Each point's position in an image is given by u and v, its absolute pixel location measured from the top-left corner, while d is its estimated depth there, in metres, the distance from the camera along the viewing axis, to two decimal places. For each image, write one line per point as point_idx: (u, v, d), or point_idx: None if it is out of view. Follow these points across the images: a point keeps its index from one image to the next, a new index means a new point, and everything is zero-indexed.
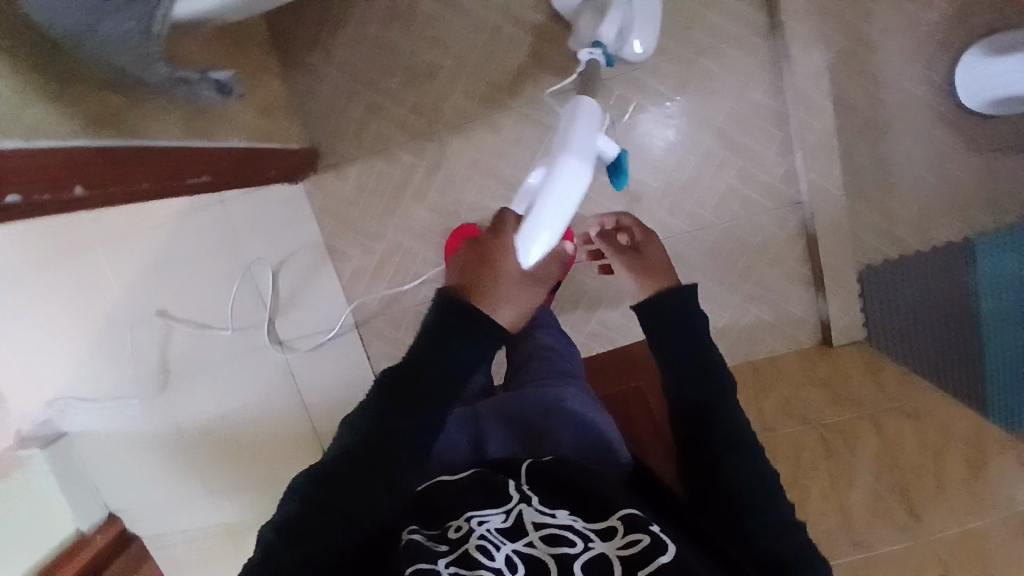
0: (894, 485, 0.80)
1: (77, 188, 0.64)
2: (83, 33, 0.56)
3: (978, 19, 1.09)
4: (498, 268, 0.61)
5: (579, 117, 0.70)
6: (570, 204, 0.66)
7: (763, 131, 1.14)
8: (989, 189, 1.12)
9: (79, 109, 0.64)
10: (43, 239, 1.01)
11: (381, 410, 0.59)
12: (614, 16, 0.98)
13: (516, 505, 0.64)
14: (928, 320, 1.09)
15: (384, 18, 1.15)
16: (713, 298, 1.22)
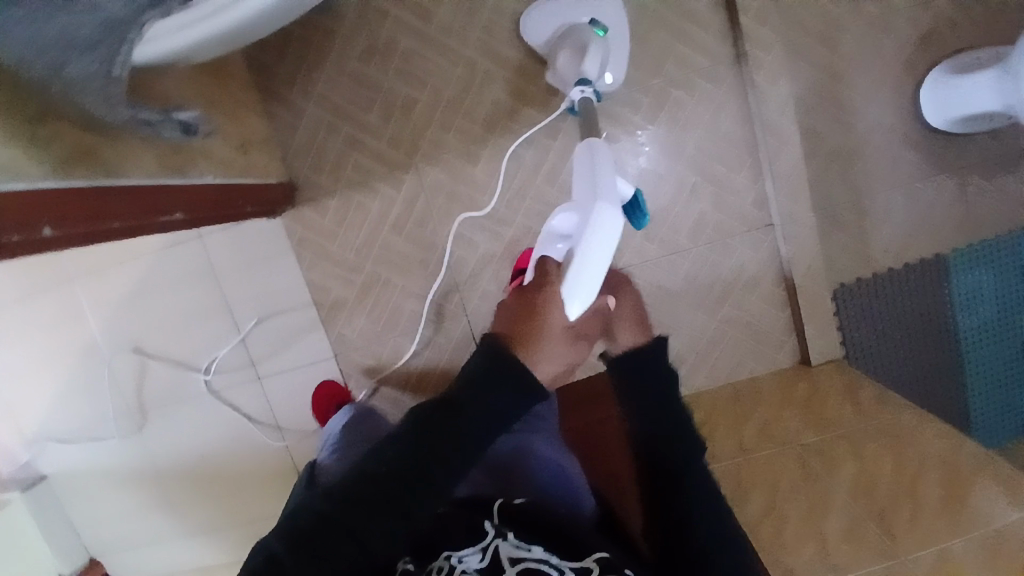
0: (871, 508, 0.79)
1: (46, 228, 0.63)
2: (48, 77, 0.54)
3: (945, 45, 1.09)
4: (544, 320, 0.64)
5: (598, 166, 0.76)
6: (606, 254, 0.68)
7: (737, 157, 1.15)
8: (964, 208, 1.13)
9: (52, 148, 0.64)
10: (46, 273, 1.25)
11: (417, 440, 0.58)
12: (595, 53, 0.99)
13: (492, 541, 0.68)
14: (906, 331, 1.11)
15: (359, 55, 1.16)
16: (691, 323, 1.22)
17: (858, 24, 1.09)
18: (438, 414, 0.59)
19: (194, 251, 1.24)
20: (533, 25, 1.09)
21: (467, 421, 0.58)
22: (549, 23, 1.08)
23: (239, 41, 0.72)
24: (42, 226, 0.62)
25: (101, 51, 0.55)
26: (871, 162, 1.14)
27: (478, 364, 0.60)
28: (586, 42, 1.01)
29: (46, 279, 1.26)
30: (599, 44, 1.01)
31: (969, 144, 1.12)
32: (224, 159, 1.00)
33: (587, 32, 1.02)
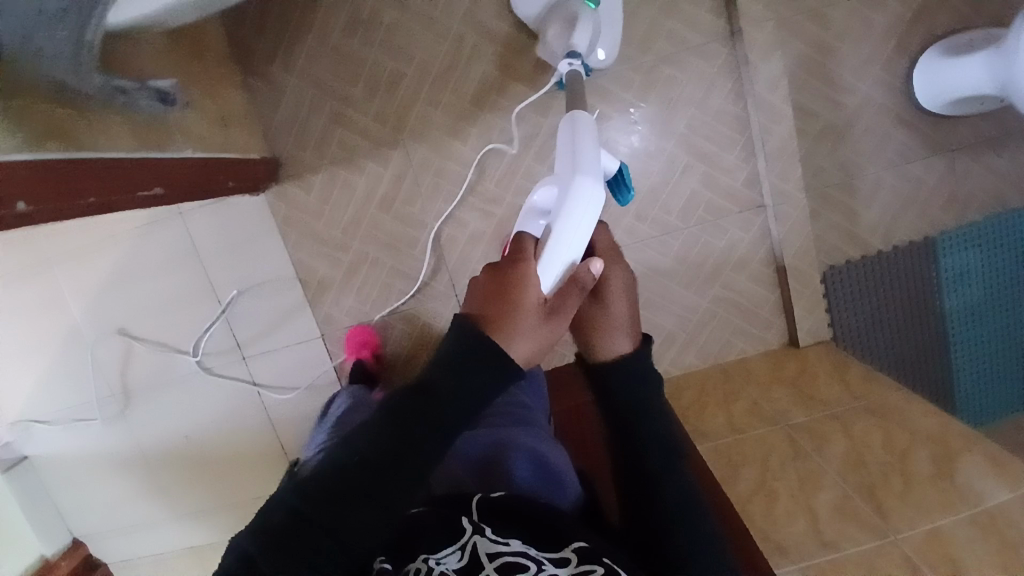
0: (860, 485, 0.80)
1: (22, 204, 0.60)
2: (14, 44, 0.58)
3: (939, 22, 1.08)
4: (518, 300, 0.59)
5: (579, 139, 0.73)
6: (587, 221, 0.66)
7: (728, 136, 1.14)
8: (953, 188, 1.13)
9: (22, 126, 0.61)
10: (28, 257, 1.24)
11: (393, 425, 0.56)
12: (584, 25, 0.96)
13: (469, 539, 0.61)
14: (897, 311, 1.12)
15: (341, 26, 1.11)
16: (681, 303, 1.21)
17: (851, 0, 1.08)
18: (413, 398, 0.57)
19: (176, 231, 1.23)
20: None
21: (447, 408, 0.57)
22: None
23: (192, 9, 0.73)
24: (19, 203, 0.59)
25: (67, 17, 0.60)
26: (862, 141, 1.13)
27: (452, 348, 0.58)
28: (576, 15, 0.98)
29: (30, 265, 1.24)
30: (589, 16, 0.98)
31: (960, 123, 1.11)
32: (202, 135, 0.97)
33: (577, 4, 0.99)
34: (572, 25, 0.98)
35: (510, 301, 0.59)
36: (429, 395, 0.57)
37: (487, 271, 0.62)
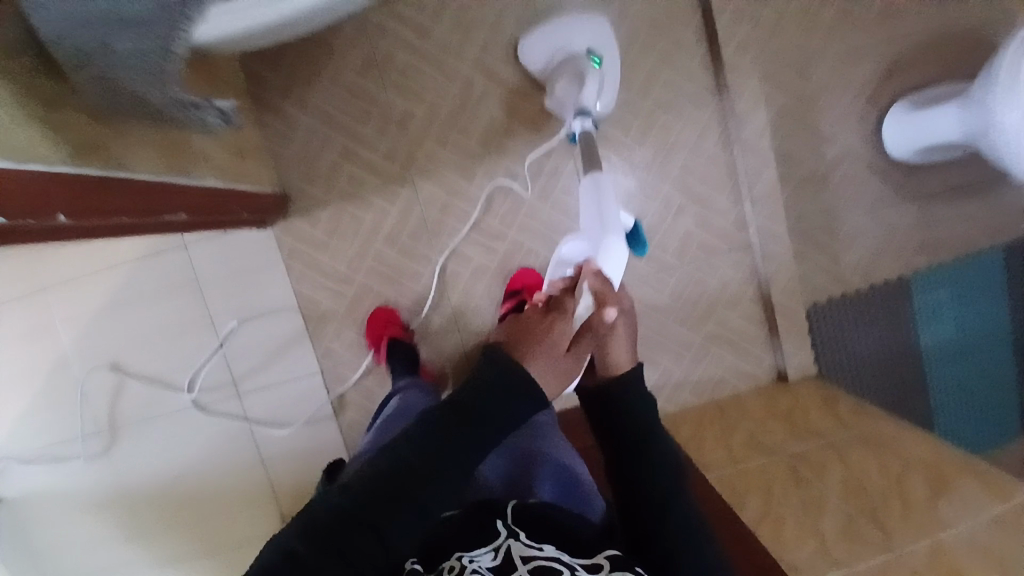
0: (864, 507, 0.83)
1: (56, 215, 0.63)
2: (90, 53, 0.50)
3: (905, 82, 1.19)
4: (543, 345, 0.65)
5: (603, 200, 0.86)
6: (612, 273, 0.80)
7: (718, 179, 1.22)
8: (923, 232, 1.22)
9: (66, 136, 0.62)
10: (24, 284, 1.23)
11: (434, 436, 0.59)
12: (592, 79, 1.05)
13: (504, 541, 0.63)
14: (882, 349, 1.21)
15: (356, 68, 1.17)
16: (676, 338, 1.25)
17: (827, 61, 1.19)
18: (453, 414, 0.60)
19: (177, 260, 1.23)
20: (530, 48, 1.14)
21: (484, 422, 0.60)
22: (545, 49, 1.13)
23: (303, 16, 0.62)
24: (56, 214, 0.62)
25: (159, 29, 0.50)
26: (841, 188, 1.23)
27: (483, 367, 0.63)
28: (583, 70, 1.06)
29: (24, 292, 1.23)
30: (595, 73, 1.06)
31: (926, 174, 1.22)
32: (221, 164, 0.99)
33: (583, 61, 1.08)
34: (581, 78, 1.06)
35: (529, 334, 0.66)
36: (466, 413, 0.60)
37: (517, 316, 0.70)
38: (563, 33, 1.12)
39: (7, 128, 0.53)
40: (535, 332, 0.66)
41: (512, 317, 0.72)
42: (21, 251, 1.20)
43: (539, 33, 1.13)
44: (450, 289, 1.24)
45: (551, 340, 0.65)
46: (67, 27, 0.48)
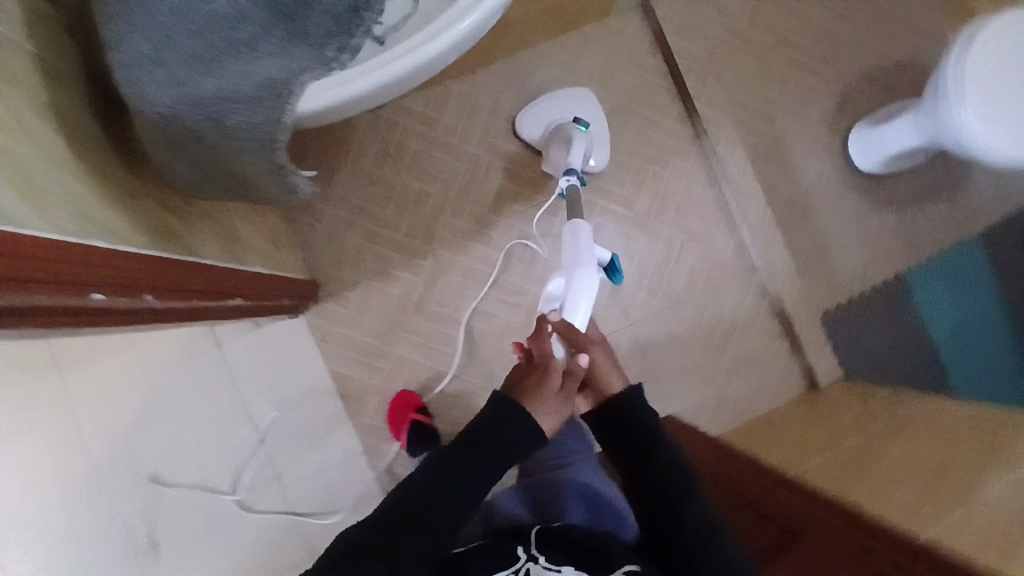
0: (931, 490, 0.87)
1: (147, 295, 0.65)
2: (206, 126, 0.56)
3: (856, 108, 1.34)
4: (540, 391, 0.88)
5: (579, 240, 1.05)
6: (586, 305, 1.01)
7: (713, 214, 1.32)
8: (905, 234, 1.33)
9: (142, 225, 0.69)
10: (51, 406, 1.20)
11: (451, 464, 0.82)
12: (579, 146, 1.17)
13: (523, 564, 0.79)
14: (898, 340, 1.29)
15: (372, 160, 1.28)
16: (703, 365, 1.31)
17: (786, 100, 1.34)
18: (465, 447, 0.82)
19: (212, 358, 1.24)
20: (526, 122, 1.27)
21: (489, 449, 0.82)
22: (538, 120, 1.27)
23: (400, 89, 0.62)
24: (146, 293, 0.65)
25: (267, 101, 0.55)
26: (823, 205, 1.34)
27: (490, 410, 0.85)
28: (570, 138, 1.18)
29: (50, 415, 1.20)
30: (582, 137, 1.18)
31: (896, 182, 1.34)
32: (262, 252, 1.05)
33: (571, 127, 1.20)
34: (570, 145, 1.17)
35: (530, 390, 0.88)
36: (477, 446, 0.82)
37: (517, 372, 0.93)
38: (555, 105, 1.27)
39: (89, 209, 0.59)
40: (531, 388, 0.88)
41: (512, 376, 0.93)
42: (46, 364, 1.19)
43: (533, 108, 1.27)
44: (481, 349, 1.29)
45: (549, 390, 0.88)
46: (188, 104, 0.55)
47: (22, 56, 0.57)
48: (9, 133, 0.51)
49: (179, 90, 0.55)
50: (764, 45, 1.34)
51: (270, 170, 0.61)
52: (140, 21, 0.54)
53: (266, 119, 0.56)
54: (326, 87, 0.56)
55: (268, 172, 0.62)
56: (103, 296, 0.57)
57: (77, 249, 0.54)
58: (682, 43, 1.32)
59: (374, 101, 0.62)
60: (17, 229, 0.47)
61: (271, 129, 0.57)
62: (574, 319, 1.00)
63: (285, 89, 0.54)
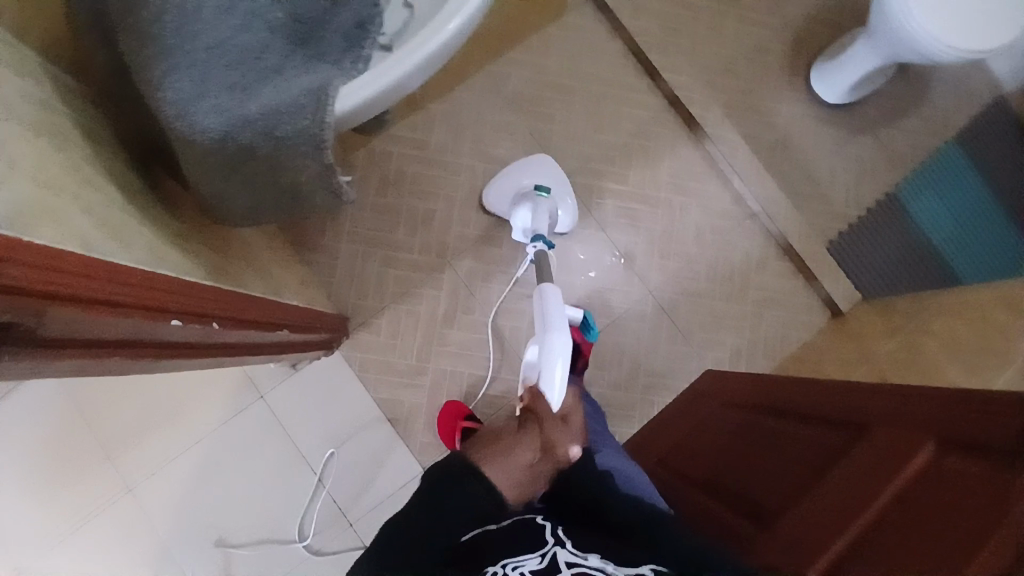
0: (974, 353, 0.94)
1: (212, 323, 0.68)
2: (259, 139, 0.60)
3: (810, 51, 1.43)
4: (503, 455, 0.75)
5: (549, 303, 1.00)
6: (563, 364, 0.92)
7: (703, 173, 1.39)
8: (886, 153, 1.41)
9: (199, 262, 0.72)
10: (105, 489, 1.20)
11: (434, 483, 0.70)
12: (542, 209, 1.24)
13: (551, 548, 0.63)
14: (902, 254, 1.36)
15: (375, 189, 1.32)
16: (728, 315, 1.34)
17: (745, 55, 1.42)
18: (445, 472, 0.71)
19: (258, 412, 1.26)
20: (492, 193, 1.29)
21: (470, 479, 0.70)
22: (502, 191, 1.29)
23: (408, 86, 0.67)
24: (212, 319, 0.67)
25: (310, 106, 0.59)
26: (804, 142, 1.40)
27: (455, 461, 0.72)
28: (535, 199, 1.26)
29: (106, 497, 1.19)
30: (544, 204, 1.25)
31: (864, 107, 1.42)
32: (295, 289, 1.08)
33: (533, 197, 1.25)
34: (534, 207, 1.25)
35: (480, 444, 0.78)
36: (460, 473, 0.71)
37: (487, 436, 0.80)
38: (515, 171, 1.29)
39: (156, 247, 0.63)
40: (487, 440, 0.78)
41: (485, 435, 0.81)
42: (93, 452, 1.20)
43: (497, 180, 1.30)
44: (516, 346, 1.31)
45: (501, 446, 0.77)
46: (239, 123, 0.59)
47: (68, 117, 0.61)
48: (80, 181, 0.56)
49: (229, 108, 0.58)
50: (713, 10, 1.42)
51: (320, 171, 0.65)
52: (174, 60, 0.57)
53: (311, 122, 0.59)
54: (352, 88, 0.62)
55: (316, 176, 0.66)
56: (179, 321, 0.60)
57: (152, 278, 0.57)
58: (638, 23, 1.38)
59: (391, 101, 0.68)
60: (105, 259, 0.50)
61: (318, 131, 0.61)
62: (550, 396, 0.90)
63: (324, 90, 0.59)
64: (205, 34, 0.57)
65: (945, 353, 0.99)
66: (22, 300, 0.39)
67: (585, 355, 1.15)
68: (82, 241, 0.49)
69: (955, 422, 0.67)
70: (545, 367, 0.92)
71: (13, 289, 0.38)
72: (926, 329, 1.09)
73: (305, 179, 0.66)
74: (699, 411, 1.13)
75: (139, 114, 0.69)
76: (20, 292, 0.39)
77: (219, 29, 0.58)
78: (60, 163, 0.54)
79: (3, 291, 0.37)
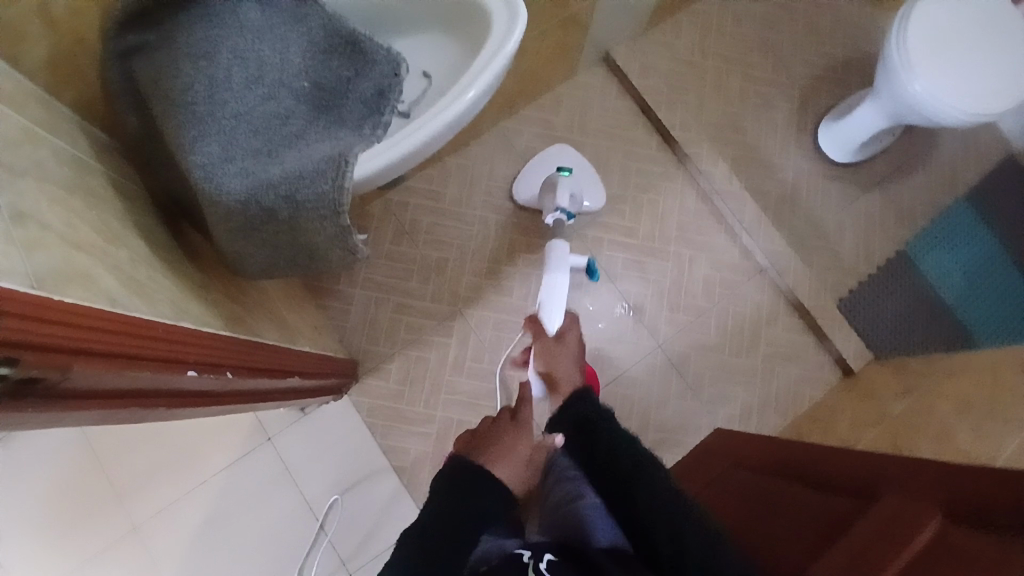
0: (983, 415, 0.93)
1: (227, 372, 0.70)
2: (279, 204, 0.63)
3: (816, 111, 1.47)
4: (496, 453, 0.78)
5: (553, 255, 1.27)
6: (562, 292, 1.24)
7: (712, 227, 1.40)
8: (895, 209, 1.42)
9: (217, 313, 0.75)
10: (111, 530, 1.20)
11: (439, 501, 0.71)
12: (563, 187, 1.29)
13: None
14: (913, 312, 1.36)
15: (390, 238, 1.36)
16: (737, 370, 1.34)
17: (751, 114, 1.45)
18: (453, 491, 0.71)
19: (267, 456, 1.26)
20: (522, 184, 1.37)
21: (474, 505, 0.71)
22: (533, 179, 1.37)
23: (427, 150, 0.71)
24: (225, 369, 0.69)
25: (328, 171, 0.62)
26: (811, 199, 1.42)
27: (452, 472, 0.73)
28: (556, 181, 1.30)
29: (111, 538, 1.20)
30: (566, 182, 1.30)
31: (871, 165, 1.44)
32: (308, 336, 1.11)
33: (554, 176, 1.32)
34: (554, 187, 1.29)
35: (479, 446, 0.79)
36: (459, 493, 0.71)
37: (475, 440, 0.80)
38: (546, 161, 1.39)
39: (178, 300, 0.66)
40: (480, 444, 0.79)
41: (472, 436, 0.82)
42: (103, 492, 1.21)
43: (529, 169, 1.38)
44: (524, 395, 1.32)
45: (492, 448, 0.78)
46: (261, 187, 0.62)
47: (99, 176, 0.66)
48: (109, 240, 0.59)
49: (254, 174, 0.62)
50: (719, 71, 1.47)
51: (337, 234, 0.68)
52: (205, 128, 0.61)
53: (330, 187, 0.62)
54: (376, 152, 0.66)
55: (333, 238, 0.69)
56: (195, 372, 0.62)
57: (172, 331, 0.59)
58: (647, 83, 1.43)
59: (409, 164, 0.71)
60: (128, 314, 0.53)
61: (337, 196, 0.63)
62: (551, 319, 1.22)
63: (343, 157, 0.62)
64: (233, 102, 0.62)
65: (956, 414, 0.98)
66: (48, 356, 0.41)
67: None
68: (106, 298, 0.52)
69: (972, 498, 0.67)
70: (548, 295, 1.24)
71: (39, 346, 0.41)
72: (937, 389, 1.09)
73: (323, 240, 0.69)
74: (710, 467, 1.12)
75: (165, 175, 0.73)
76: (46, 348, 0.41)
77: (247, 99, 0.63)
78: (92, 222, 0.58)
79: (30, 350, 0.40)
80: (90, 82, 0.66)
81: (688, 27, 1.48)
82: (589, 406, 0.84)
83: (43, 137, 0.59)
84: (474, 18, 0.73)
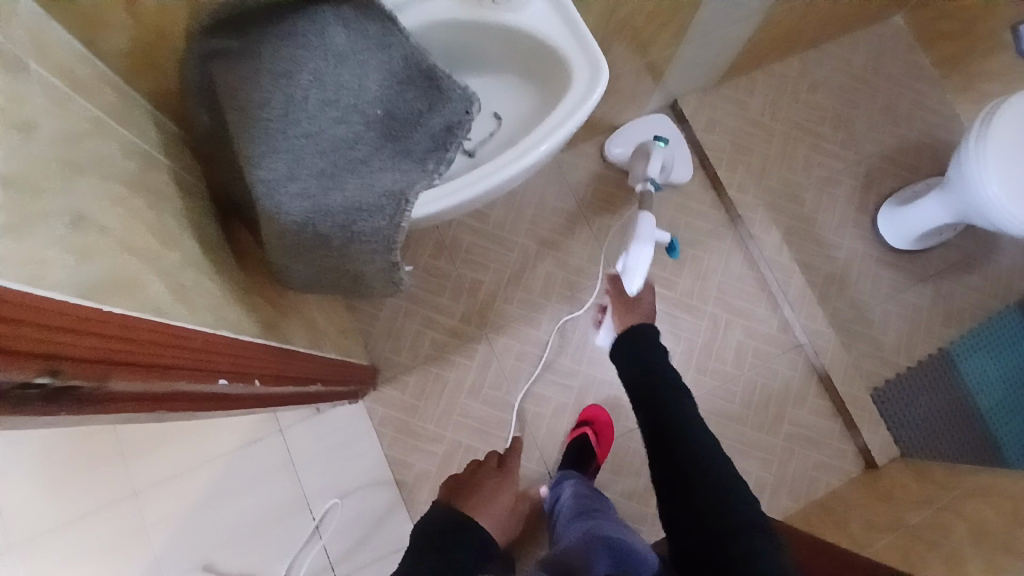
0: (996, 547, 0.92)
1: (256, 380, 0.70)
2: (336, 231, 0.65)
3: (878, 194, 1.43)
4: (478, 493, 0.92)
5: (642, 226, 1.15)
6: (644, 267, 1.14)
7: (754, 294, 1.37)
8: (943, 306, 1.37)
9: (252, 318, 0.76)
10: (111, 489, 1.22)
11: (441, 527, 0.78)
12: (658, 156, 1.25)
13: None
14: (945, 418, 1.31)
15: (429, 252, 1.36)
16: (756, 444, 1.30)
17: (812, 186, 1.42)
18: (456, 518, 0.80)
19: (274, 446, 1.27)
20: (610, 146, 1.38)
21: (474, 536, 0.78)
22: (625, 142, 1.37)
23: (482, 199, 0.72)
24: (254, 378, 0.69)
25: (389, 209, 0.64)
26: (860, 282, 1.38)
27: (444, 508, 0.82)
28: (649, 150, 1.26)
29: (110, 498, 1.22)
30: (660, 152, 1.26)
31: (927, 258, 1.40)
32: (336, 341, 1.12)
33: (649, 143, 1.27)
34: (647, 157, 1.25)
35: (466, 489, 0.92)
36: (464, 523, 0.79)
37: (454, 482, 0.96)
38: (640, 129, 1.38)
39: (217, 305, 0.67)
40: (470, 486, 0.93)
41: (463, 475, 0.98)
42: (110, 453, 1.23)
43: (623, 130, 1.38)
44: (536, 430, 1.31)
45: (479, 492, 0.92)
46: (320, 212, 0.63)
47: (164, 170, 0.67)
48: (162, 242, 0.60)
49: (316, 199, 0.63)
50: (785, 138, 1.44)
51: (384, 266, 0.70)
52: (275, 146, 0.62)
53: (387, 224, 0.65)
54: (435, 195, 0.67)
55: (380, 268, 0.71)
56: (225, 381, 0.62)
57: (210, 341, 0.60)
58: (710, 138, 1.41)
59: (468, 207, 0.72)
60: (170, 324, 0.54)
61: (392, 232, 0.66)
62: (629, 283, 1.13)
63: (404, 197, 0.64)
64: (306, 123, 0.62)
65: (973, 541, 0.96)
66: (90, 366, 0.42)
67: (596, 457, 1.23)
68: (150, 308, 0.52)
69: None
70: (628, 264, 1.13)
71: (82, 356, 0.41)
72: (960, 507, 1.06)
73: (370, 270, 0.71)
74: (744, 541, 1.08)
75: (225, 175, 0.74)
76: (89, 358, 0.42)
77: (320, 120, 0.63)
78: (150, 224, 0.59)
79: (74, 360, 0.40)
80: (168, 77, 0.67)
81: (762, 87, 1.45)
82: (638, 341, 0.94)
83: (114, 130, 0.60)
84: (555, 73, 0.74)
